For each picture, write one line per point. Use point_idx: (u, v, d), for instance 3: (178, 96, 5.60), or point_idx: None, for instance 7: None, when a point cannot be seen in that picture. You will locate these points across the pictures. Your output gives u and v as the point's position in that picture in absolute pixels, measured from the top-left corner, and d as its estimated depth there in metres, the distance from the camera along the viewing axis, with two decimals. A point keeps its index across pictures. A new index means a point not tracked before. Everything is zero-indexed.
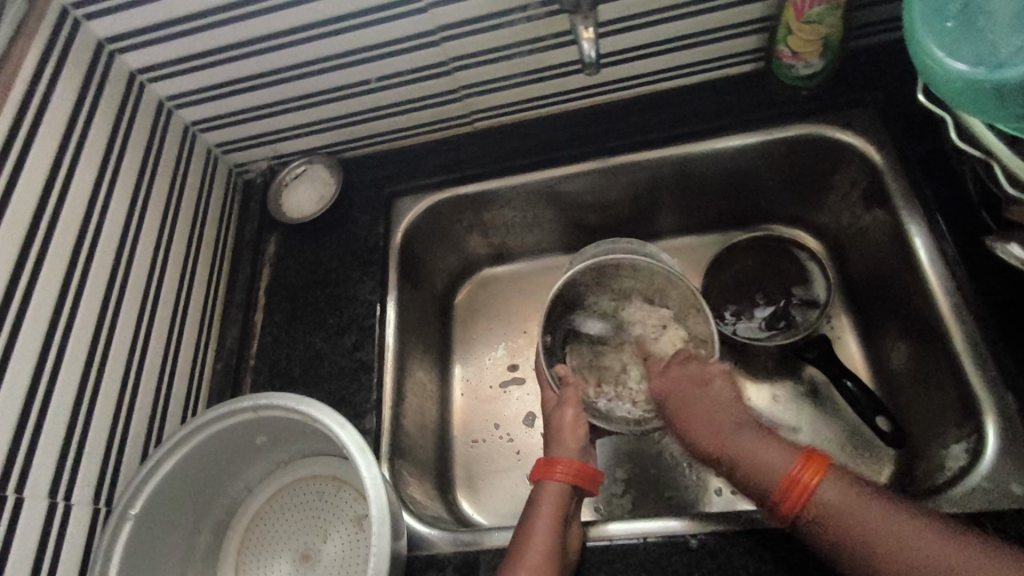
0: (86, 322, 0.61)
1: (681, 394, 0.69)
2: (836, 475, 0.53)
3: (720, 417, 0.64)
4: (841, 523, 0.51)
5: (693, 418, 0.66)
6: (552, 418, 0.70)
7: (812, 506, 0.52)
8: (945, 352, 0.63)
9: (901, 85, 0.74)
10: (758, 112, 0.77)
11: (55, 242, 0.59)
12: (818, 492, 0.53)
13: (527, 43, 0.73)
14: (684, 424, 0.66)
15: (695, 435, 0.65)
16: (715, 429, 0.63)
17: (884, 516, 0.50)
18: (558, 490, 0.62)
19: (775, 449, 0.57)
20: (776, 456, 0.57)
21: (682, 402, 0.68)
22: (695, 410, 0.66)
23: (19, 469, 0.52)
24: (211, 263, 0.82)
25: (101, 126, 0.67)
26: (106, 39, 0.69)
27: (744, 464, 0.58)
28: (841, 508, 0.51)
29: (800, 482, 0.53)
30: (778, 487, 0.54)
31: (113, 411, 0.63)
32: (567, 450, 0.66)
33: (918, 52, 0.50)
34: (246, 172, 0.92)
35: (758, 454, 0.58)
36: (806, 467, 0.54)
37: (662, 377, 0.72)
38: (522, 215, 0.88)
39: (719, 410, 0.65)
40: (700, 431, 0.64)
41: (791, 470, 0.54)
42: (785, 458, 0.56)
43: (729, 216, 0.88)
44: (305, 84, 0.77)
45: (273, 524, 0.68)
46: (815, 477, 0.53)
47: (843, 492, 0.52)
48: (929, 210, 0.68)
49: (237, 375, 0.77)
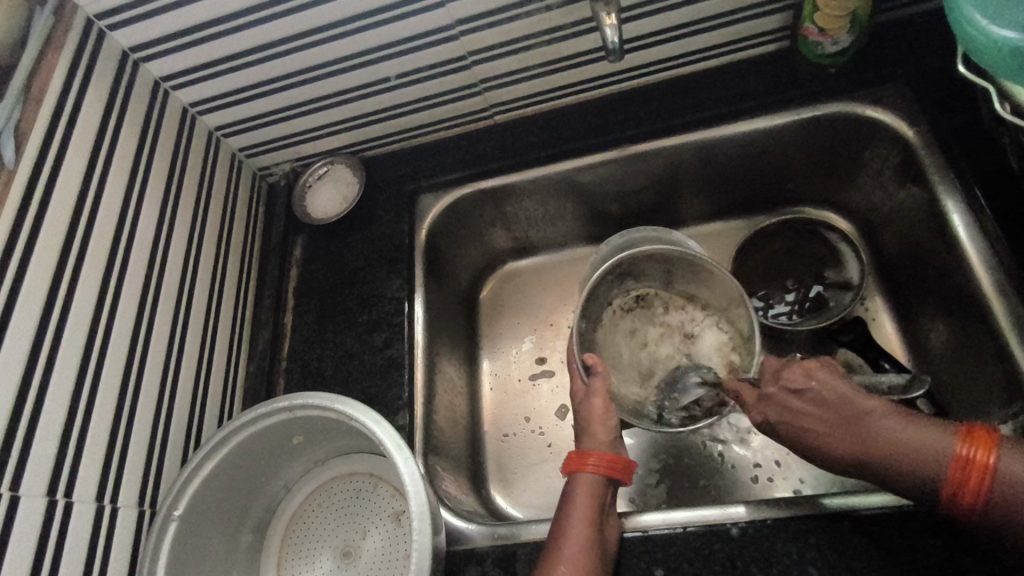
0: (124, 329, 0.62)
1: (790, 413, 0.57)
2: (1009, 442, 0.47)
3: (850, 422, 0.54)
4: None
5: (807, 434, 0.56)
6: (579, 409, 0.68)
7: (997, 490, 0.46)
8: (988, 330, 0.62)
9: (932, 59, 0.72)
10: (784, 92, 0.76)
11: (91, 250, 0.60)
12: (1000, 467, 0.46)
13: (546, 32, 0.73)
14: (804, 439, 0.56)
15: (819, 444, 0.55)
16: (840, 435, 0.54)
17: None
18: (592, 482, 0.61)
19: (925, 433, 0.50)
20: (929, 441, 0.49)
21: (789, 411, 0.57)
22: (814, 423, 0.56)
23: (68, 473, 0.53)
24: (240, 266, 0.83)
25: (130, 134, 0.68)
26: (129, 49, 0.70)
27: (897, 465, 0.51)
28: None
29: (975, 463, 0.47)
30: (950, 480, 0.48)
31: (153, 415, 0.64)
32: (595, 441, 0.65)
33: (957, 21, 0.48)
34: (269, 175, 0.93)
35: (912, 437, 0.50)
36: (973, 444, 0.47)
37: (763, 401, 0.60)
38: (545, 208, 0.88)
39: (831, 411, 0.55)
40: (824, 439, 0.55)
41: (956, 453, 0.48)
42: (946, 441, 0.49)
43: (756, 200, 0.86)
44: (325, 85, 0.78)
45: (313, 522, 0.69)
46: (987, 452, 0.47)
47: (1023, 455, 0.46)
48: (965, 184, 0.66)
49: (270, 376, 0.78)
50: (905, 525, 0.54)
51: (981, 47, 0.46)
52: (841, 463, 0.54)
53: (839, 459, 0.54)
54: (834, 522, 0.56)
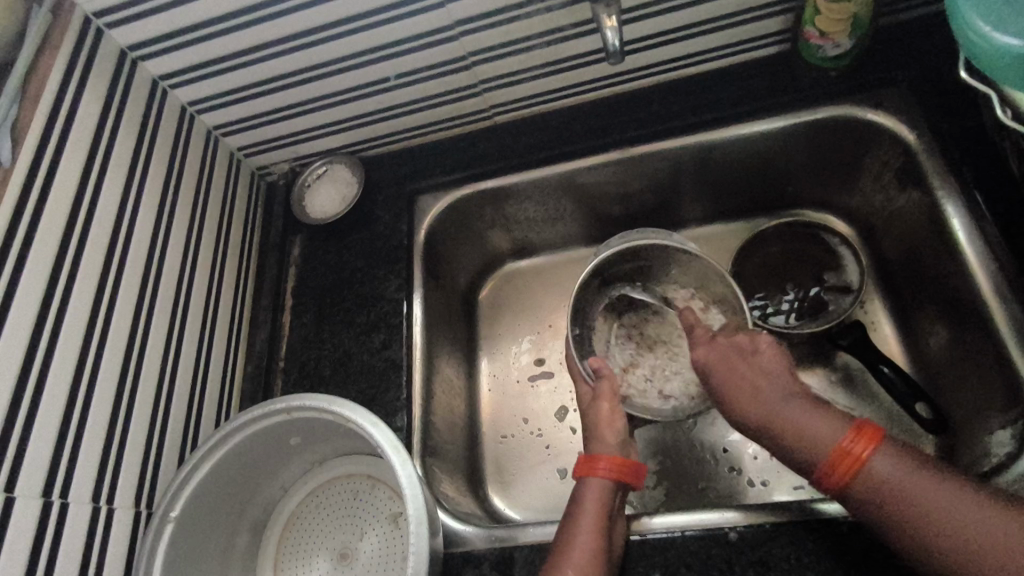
0: (121, 329, 0.62)
1: (723, 364, 0.64)
2: (891, 447, 0.51)
3: (765, 388, 0.60)
4: (885, 490, 0.49)
5: (728, 389, 0.62)
6: (587, 414, 0.69)
7: (862, 478, 0.50)
8: (988, 335, 0.62)
9: (933, 63, 0.72)
10: (785, 95, 0.76)
11: (88, 249, 0.59)
12: (871, 463, 0.50)
13: (546, 34, 0.72)
14: (724, 392, 0.63)
15: (731, 400, 0.62)
16: (756, 392, 0.60)
17: (932, 490, 0.48)
18: (601, 487, 0.61)
19: (828, 417, 0.54)
20: (827, 425, 0.54)
21: (720, 371, 0.64)
22: (738, 387, 0.62)
23: (63, 474, 0.53)
24: (238, 266, 0.83)
25: (127, 133, 0.67)
26: (127, 48, 0.69)
27: (790, 435, 0.55)
28: (893, 480, 0.49)
29: (852, 454, 0.51)
30: (827, 459, 0.52)
31: (150, 415, 0.64)
32: (605, 445, 0.66)
33: (961, 26, 0.48)
34: (268, 175, 0.92)
35: (809, 419, 0.55)
36: (858, 437, 0.51)
37: (709, 345, 0.67)
38: (545, 209, 0.88)
39: (756, 376, 0.61)
40: (743, 401, 0.61)
41: (844, 442, 0.51)
42: (840, 430, 0.52)
43: (756, 202, 0.86)
44: (324, 85, 0.77)
45: (310, 523, 0.69)
46: (868, 449, 0.50)
47: (896, 460, 0.50)
48: (966, 189, 0.66)
49: (268, 377, 0.78)
50: None
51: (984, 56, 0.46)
52: (747, 418, 0.60)
53: (752, 416, 0.60)
54: (832, 527, 0.55)
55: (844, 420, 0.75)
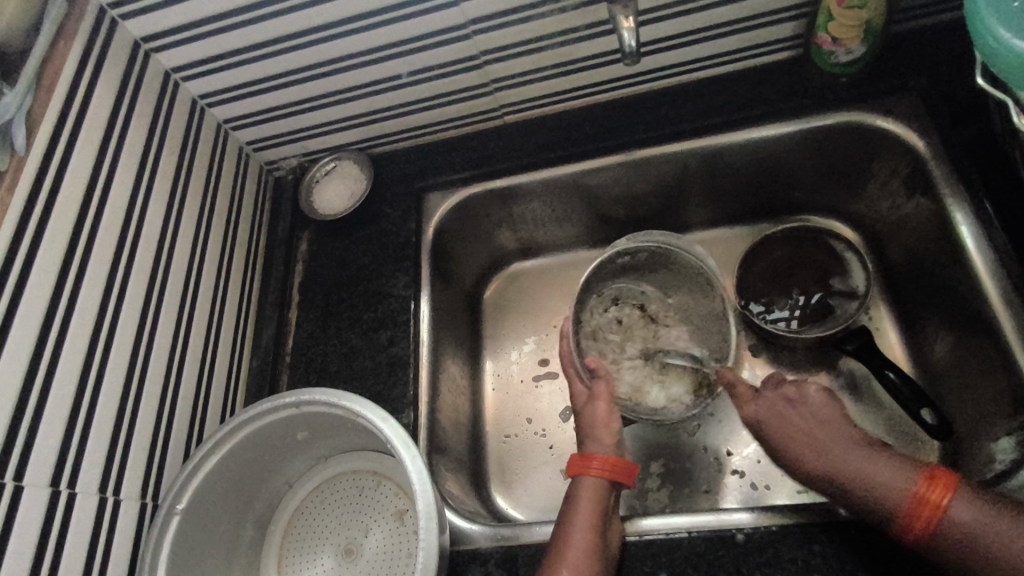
0: (130, 321, 0.61)
1: (773, 415, 0.63)
2: (967, 491, 0.50)
3: (825, 441, 0.59)
4: (971, 539, 0.48)
5: (789, 441, 0.61)
6: (584, 413, 0.70)
7: (942, 524, 0.50)
8: (994, 343, 0.62)
9: (943, 71, 0.72)
10: (794, 100, 0.76)
11: (99, 239, 0.59)
12: (951, 510, 0.50)
13: (560, 34, 0.73)
14: (781, 444, 0.61)
15: (791, 450, 0.60)
16: (813, 448, 0.59)
17: (1020, 533, 0.47)
18: (594, 486, 0.61)
19: (893, 466, 0.54)
20: (895, 473, 0.53)
21: (778, 424, 0.62)
22: (799, 438, 0.60)
23: (71, 464, 0.53)
24: (245, 260, 0.83)
25: (139, 123, 0.67)
26: (141, 39, 0.69)
27: (858, 485, 0.54)
28: (975, 528, 0.48)
29: (930, 502, 0.50)
30: (904, 510, 0.51)
31: (157, 408, 0.64)
32: (600, 445, 0.66)
33: (980, 33, 0.48)
34: (276, 170, 0.92)
35: (873, 467, 0.54)
36: (934, 485, 0.51)
37: (754, 400, 0.66)
38: (552, 209, 0.88)
39: (816, 427, 0.60)
40: (805, 455, 0.59)
41: (918, 491, 0.51)
42: (910, 476, 0.52)
43: (763, 206, 0.87)
44: (336, 81, 0.77)
45: (315, 519, 0.69)
46: (945, 496, 0.50)
47: (975, 504, 0.49)
48: (975, 197, 0.66)
49: (273, 372, 0.78)
50: None
51: (1002, 61, 0.47)
52: (811, 473, 0.58)
53: (813, 474, 0.58)
54: (840, 530, 0.56)
55: None
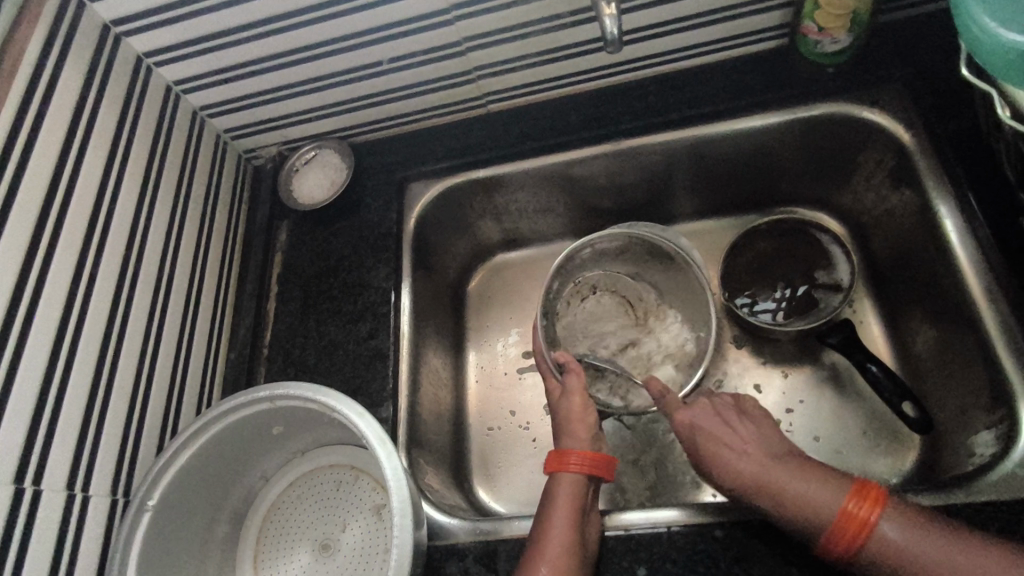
0: (100, 313, 0.60)
1: (710, 423, 0.64)
2: (893, 508, 0.51)
3: (756, 452, 0.59)
4: (896, 559, 0.50)
5: (719, 453, 0.61)
6: (559, 408, 0.69)
7: (870, 541, 0.51)
8: (977, 337, 0.62)
9: (930, 63, 0.72)
10: (781, 91, 0.75)
11: (65, 228, 0.57)
12: (877, 527, 0.51)
13: (543, 21, 0.71)
14: (711, 458, 0.61)
15: (724, 467, 0.60)
16: (747, 458, 0.59)
17: (938, 549, 0.49)
18: (572, 481, 0.61)
19: (823, 483, 0.55)
20: (824, 491, 0.54)
21: (711, 431, 0.63)
22: (730, 447, 0.61)
23: (37, 461, 0.51)
24: (223, 251, 0.81)
25: (109, 109, 0.65)
26: (111, 22, 0.67)
27: (789, 498, 0.54)
28: (901, 547, 0.49)
29: (859, 518, 0.51)
30: (833, 527, 0.52)
31: (128, 401, 0.62)
32: (577, 440, 0.66)
33: (964, 22, 0.48)
34: (255, 158, 0.91)
35: (802, 484, 0.55)
36: (862, 502, 0.52)
37: (691, 410, 0.66)
38: (536, 200, 0.87)
39: (745, 440, 0.61)
40: (740, 465, 0.59)
41: (848, 506, 0.52)
42: (839, 496, 0.53)
43: (749, 198, 0.86)
44: (314, 67, 0.75)
45: (291, 514, 0.68)
46: (874, 512, 0.51)
47: (900, 524, 0.50)
48: (959, 190, 0.65)
49: (251, 365, 0.77)
50: None
51: (989, 53, 0.46)
52: (738, 488, 0.58)
53: (742, 483, 0.58)
54: None
55: (829, 421, 0.75)
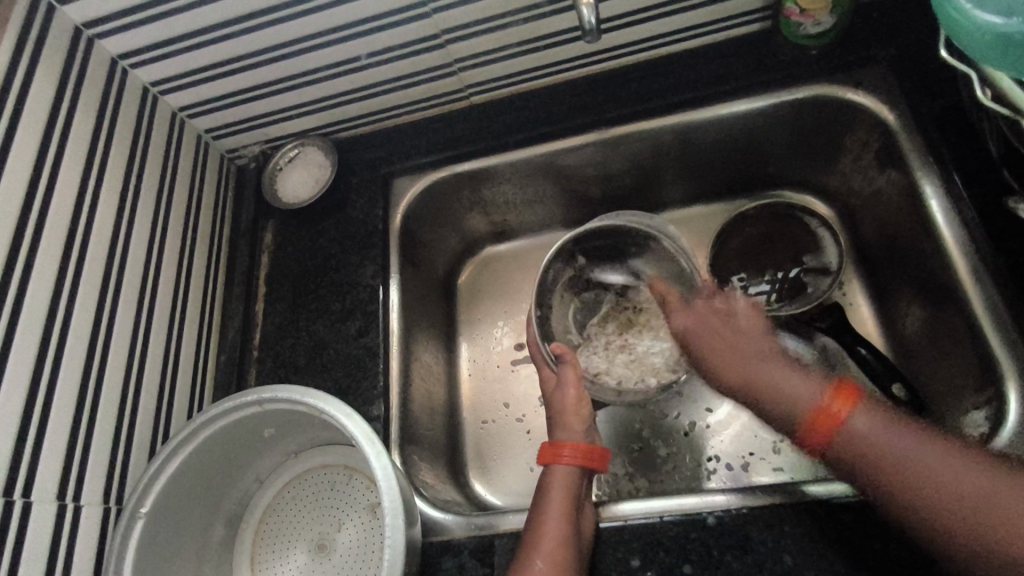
0: (84, 321, 0.59)
1: (706, 325, 0.65)
2: (871, 405, 0.51)
3: (744, 347, 0.61)
4: (866, 452, 0.49)
5: (716, 354, 0.62)
6: (554, 400, 0.69)
7: (839, 436, 0.51)
8: (963, 317, 0.62)
9: (915, 42, 0.71)
10: (765, 74, 0.74)
11: (44, 238, 0.57)
12: (851, 422, 0.51)
13: (523, 10, 0.70)
14: (701, 343, 0.64)
15: (711, 361, 0.62)
16: (730, 350, 0.61)
17: (916, 446, 0.48)
18: (567, 473, 0.62)
19: (806, 381, 0.55)
20: (806, 387, 0.55)
21: (703, 331, 0.64)
22: (721, 346, 0.62)
23: (25, 473, 0.51)
24: (209, 252, 0.80)
25: (85, 114, 0.64)
26: (82, 25, 0.66)
27: (766, 394, 0.57)
28: (868, 440, 0.50)
29: (830, 413, 0.52)
30: (806, 420, 0.53)
31: (117, 408, 0.62)
32: (571, 432, 0.66)
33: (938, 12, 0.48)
34: (238, 158, 0.90)
35: (789, 381, 0.56)
36: (840, 399, 0.52)
37: (686, 312, 0.67)
38: (524, 191, 0.86)
39: (734, 336, 0.62)
40: (720, 365, 0.61)
41: (823, 402, 0.52)
42: (819, 391, 0.53)
43: (737, 182, 0.85)
44: (292, 64, 0.74)
45: (287, 515, 0.68)
46: (846, 408, 0.51)
47: (878, 420, 0.50)
48: (944, 170, 0.65)
49: (241, 366, 0.77)
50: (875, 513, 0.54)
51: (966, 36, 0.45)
52: (726, 375, 0.60)
53: (734, 386, 0.59)
54: (808, 511, 0.56)
55: None
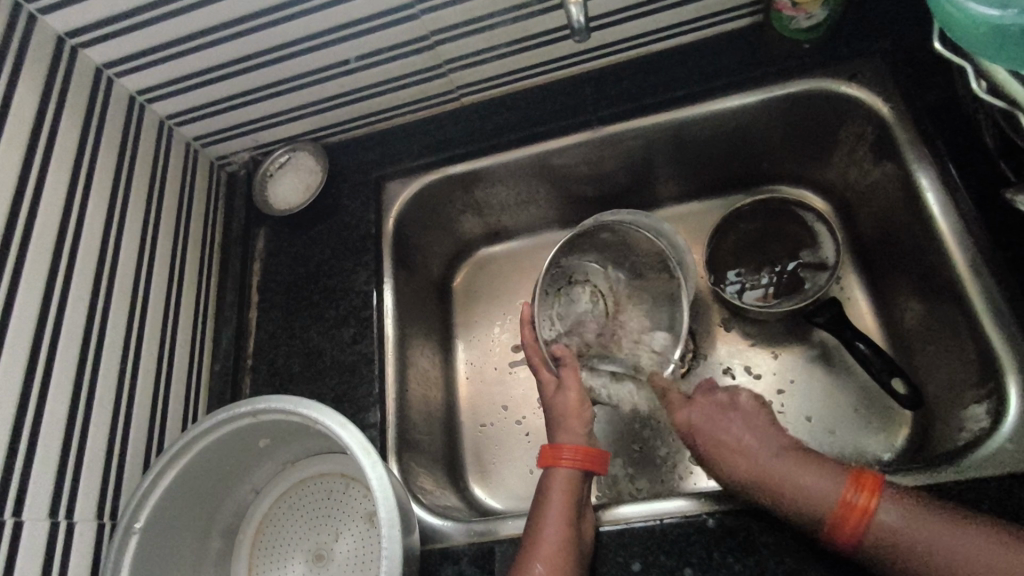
0: (74, 335, 0.59)
1: (709, 421, 0.63)
2: (891, 493, 0.51)
3: (750, 445, 0.59)
4: (902, 544, 0.49)
5: (716, 450, 0.60)
6: (554, 402, 0.69)
7: (871, 529, 0.50)
8: (962, 311, 0.61)
9: (907, 33, 0.70)
10: (757, 70, 0.74)
11: (30, 252, 0.56)
12: (878, 514, 0.50)
13: (510, 10, 0.69)
14: (715, 460, 0.60)
15: (720, 464, 0.59)
16: (744, 453, 0.59)
17: (946, 533, 0.48)
18: (566, 477, 0.61)
19: (818, 474, 0.54)
20: (824, 485, 0.53)
21: (709, 430, 0.62)
22: (728, 440, 0.60)
23: (16, 492, 0.50)
24: (200, 261, 0.80)
25: (70, 124, 0.63)
26: (66, 35, 0.65)
27: (789, 495, 0.54)
28: (900, 533, 0.49)
29: (858, 507, 0.51)
30: (834, 516, 0.51)
31: (110, 423, 0.61)
32: (573, 434, 0.66)
33: (930, 9, 0.47)
34: (227, 165, 0.89)
35: (797, 476, 0.55)
36: (860, 490, 0.52)
37: (688, 406, 0.65)
38: (516, 192, 0.85)
39: (746, 437, 0.60)
40: (734, 459, 0.58)
41: (846, 496, 0.52)
42: (838, 485, 0.53)
43: (732, 178, 0.85)
44: (279, 69, 0.74)
45: (284, 525, 0.67)
46: (873, 501, 0.51)
47: (902, 510, 0.50)
48: (940, 162, 0.64)
49: (235, 376, 0.76)
50: None
51: (964, 38, 0.44)
52: (737, 487, 0.57)
53: (747, 488, 0.56)
54: None
55: (821, 400, 0.74)
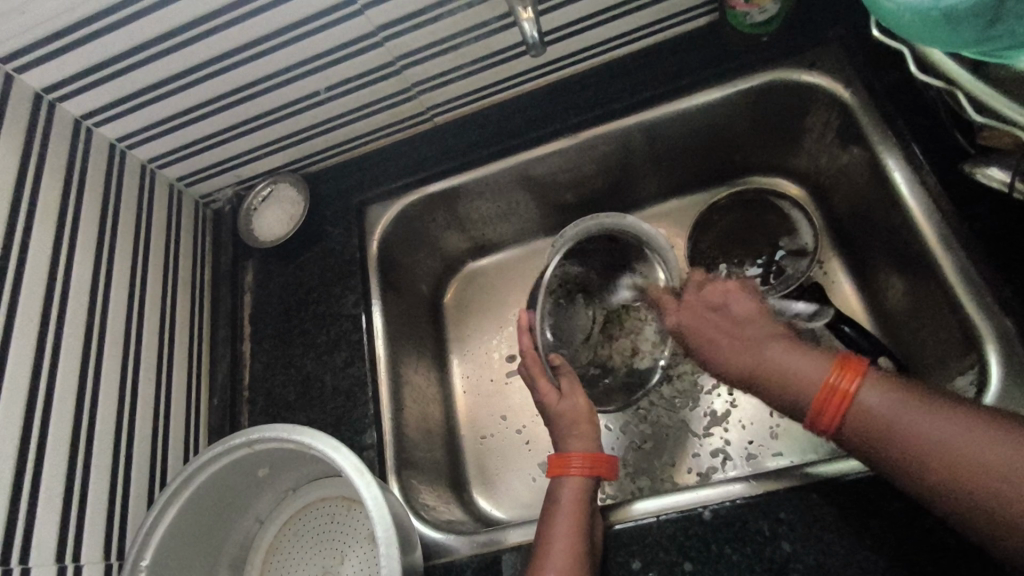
0: (69, 383, 0.60)
1: (695, 320, 0.65)
2: (876, 376, 0.49)
3: (751, 329, 0.60)
4: (881, 427, 0.47)
5: (709, 347, 0.62)
6: (563, 409, 0.67)
7: (850, 412, 0.49)
8: (938, 285, 0.62)
9: (862, 19, 0.72)
10: (719, 66, 0.75)
11: (21, 304, 0.57)
12: (860, 398, 0.48)
13: (471, 30, 0.71)
14: (710, 357, 0.62)
15: (709, 352, 0.62)
16: (735, 342, 0.60)
17: (926, 415, 0.45)
18: (575, 491, 0.60)
19: (808, 358, 0.53)
20: (808, 368, 0.53)
21: (696, 330, 0.64)
22: (720, 342, 0.61)
23: (21, 540, 0.52)
24: (192, 299, 0.81)
25: (53, 177, 0.65)
26: (42, 90, 0.67)
27: (778, 382, 0.54)
28: (883, 416, 0.47)
29: (837, 390, 0.50)
30: (814, 400, 0.51)
31: (111, 464, 0.62)
32: (583, 438, 0.65)
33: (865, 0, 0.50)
34: (212, 203, 0.91)
35: (785, 363, 0.55)
36: (844, 372, 0.50)
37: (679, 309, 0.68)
38: (497, 205, 0.87)
39: (736, 334, 0.60)
40: (735, 351, 0.59)
41: (827, 378, 0.51)
42: (819, 364, 0.52)
43: (708, 173, 0.86)
44: (255, 105, 0.75)
45: (290, 552, 0.68)
46: (853, 383, 0.49)
47: (892, 393, 0.48)
48: (904, 141, 0.66)
49: (233, 409, 0.77)
50: (872, 491, 0.54)
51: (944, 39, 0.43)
52: (745, 381, 0.58)
53: (745, 373, 0.58)
54: (802, 495, 0.56)
55: None
